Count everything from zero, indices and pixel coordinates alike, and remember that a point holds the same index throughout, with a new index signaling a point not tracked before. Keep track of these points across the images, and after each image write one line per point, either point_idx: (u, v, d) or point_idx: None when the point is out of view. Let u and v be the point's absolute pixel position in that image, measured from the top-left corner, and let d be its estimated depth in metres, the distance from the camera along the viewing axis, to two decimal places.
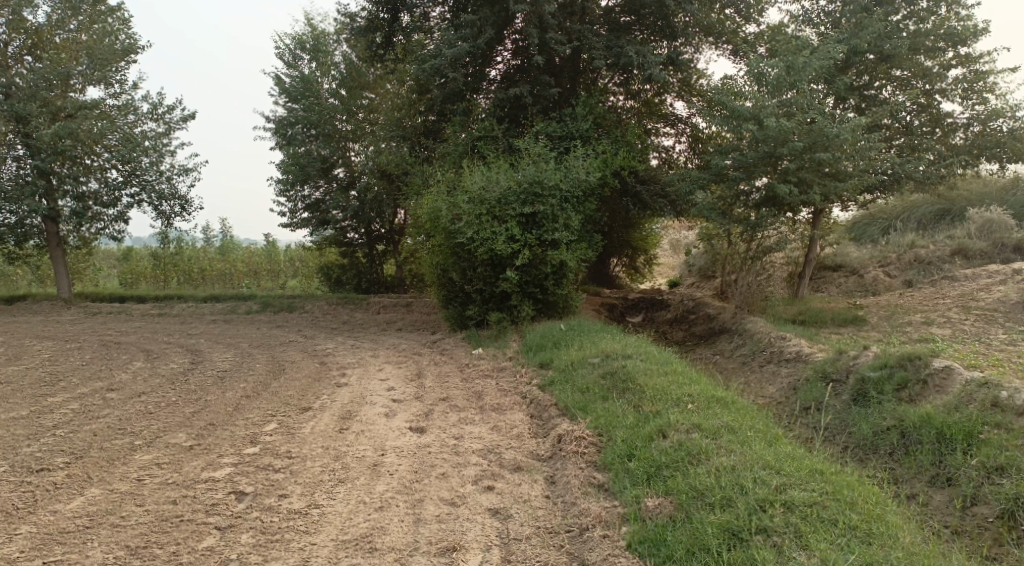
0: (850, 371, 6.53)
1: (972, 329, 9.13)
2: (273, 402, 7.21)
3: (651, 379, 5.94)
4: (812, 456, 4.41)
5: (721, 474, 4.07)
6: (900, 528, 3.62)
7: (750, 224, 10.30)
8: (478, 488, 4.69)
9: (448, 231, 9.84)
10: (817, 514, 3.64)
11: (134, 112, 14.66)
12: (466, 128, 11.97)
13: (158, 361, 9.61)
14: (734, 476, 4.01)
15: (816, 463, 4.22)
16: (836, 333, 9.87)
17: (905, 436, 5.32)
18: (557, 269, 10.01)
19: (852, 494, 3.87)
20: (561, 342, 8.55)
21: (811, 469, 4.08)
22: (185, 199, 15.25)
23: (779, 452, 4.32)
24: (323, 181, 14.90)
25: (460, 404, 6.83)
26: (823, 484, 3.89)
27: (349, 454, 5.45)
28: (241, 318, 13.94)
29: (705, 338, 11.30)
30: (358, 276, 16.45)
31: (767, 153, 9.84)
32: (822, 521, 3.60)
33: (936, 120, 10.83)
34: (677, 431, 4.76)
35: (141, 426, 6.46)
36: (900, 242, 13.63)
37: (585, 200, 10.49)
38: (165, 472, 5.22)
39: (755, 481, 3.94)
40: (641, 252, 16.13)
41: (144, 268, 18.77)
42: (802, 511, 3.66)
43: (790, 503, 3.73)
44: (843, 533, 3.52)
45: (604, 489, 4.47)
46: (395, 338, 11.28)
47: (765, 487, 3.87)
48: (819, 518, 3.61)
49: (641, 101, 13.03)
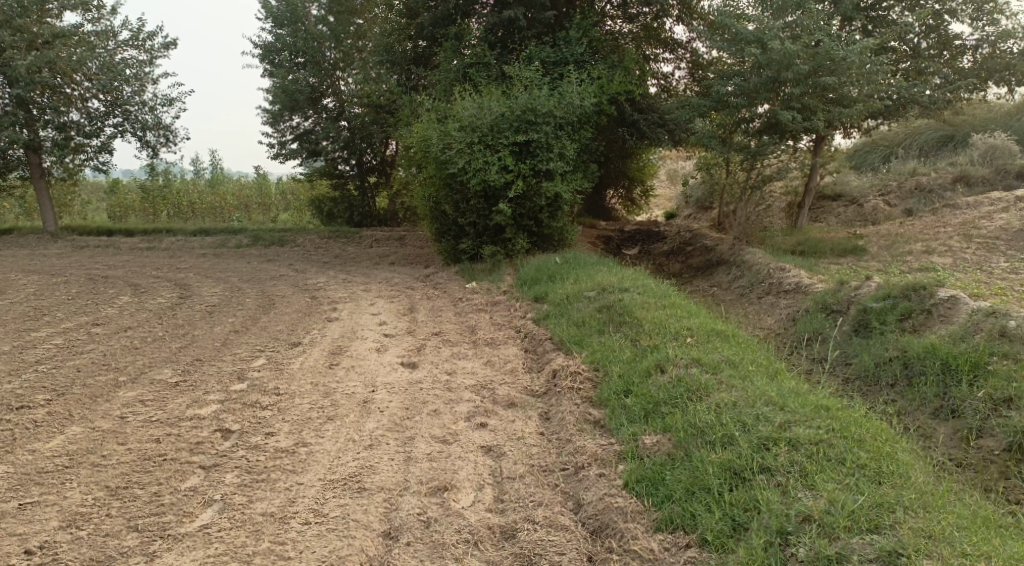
0: (851, 302, 6.38)
1: (974, 258, 8.94)
2: (261, 337, 7.05)
3: (648, 313, 5.76)
4: (816, 391, 4.27)
5: (722, 411, 3.93)
6: (911, 467, 3.49)
7: (750, 152, 9.96)
8: (471, 426, 4.56)
9: (440, 160, 9.50)
10: (824, 453, 3.50)
11: (113, 39, 13.99)
12: (458, 54, 11.44)
13: (146, 296, 9.41)
14: (736, 413, 3.87)
15: (821, 398, 4.07)
16: (835, 264, 9.68)
17: (908, 367, 5.19)
18: (551, 201, 9.73)
19: (860, 431, 3.73)
20: (556, 275, 8.36)
21: (816, 406, 3.94)
22: (170, 129, 14.73)
23: (783, 388, 4.16)
24: (312, 112, 14.33)
25: (453, 339, 6.68)
26: (830, 421, 3.75)
27: (338, 391, 5.30)
28: (231, 252, 13.66)
29: (702, 269, 11.12)
30: (350, 209, 16.09)
31: (770, 77, 9.41)
32: (829, 460, 3.46)
33: (944, 43, 10.32)
34: (676, 365, 4.60)
35: (127, 361, 6.31)
36: (901, 169, 13.32)
37: (580, 128, 10.11)
38: (149, 409, 5.08)
39: (758, 418, 3.80)
40: (638, 184, 15.79)
41: (132, 201, 18.35)
42: (808, 450, 3.53)
43: (795, 441, 3.59)
44: (850, 472, 3.39)
45: (600, 426, 4.34)
46: (387, 272, 11.08)
47: (769, 424, 3.73)
48: (826, 457, 3.48)
49: (639, 26, 12.33)
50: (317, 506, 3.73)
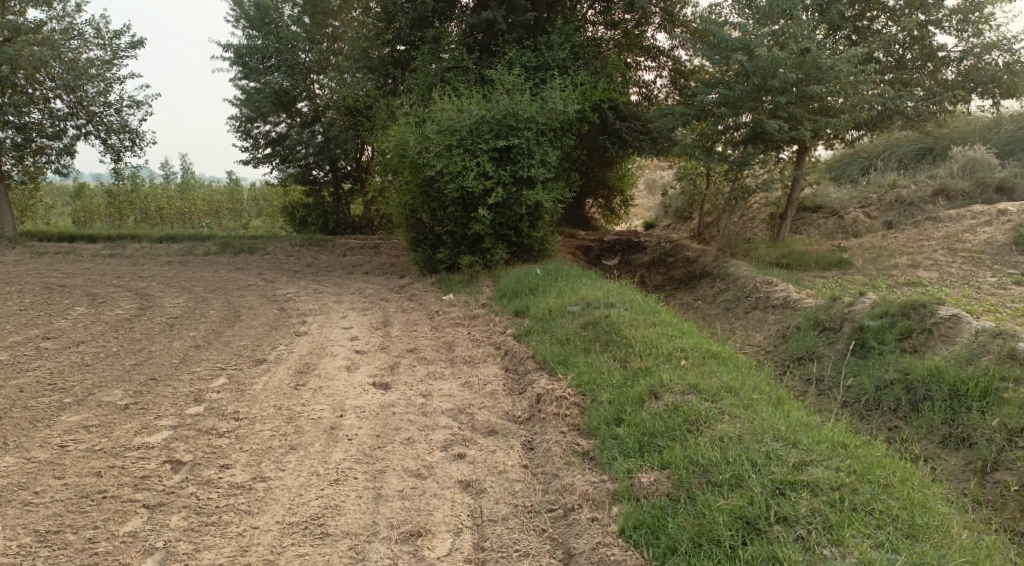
0: (845, 319, 6.12)
1: (960, 273, 8.76)
2: (223, 353, 6.58)
3: (638, 331, 5.42)
4: (826, 422, 3.93)
5: (727, 447, 3.58)
6: (946, 516, 3.17)
7: (735, 162, 9.72)
8: (447, 457, 4.17)
9: (417, 167, 9.10)
10: (849, 500, 3.16)
11: (77, 37, 13.40)
12: (436, 58, 11.07)
13: (103, 307, 8.86)
14: (744, 450, 3.52)
15: (835, 432, 3.74)
16: (821, 277, 9.44)
17: (911, 391, 4.91)
18: (532, 210, 9.39)
19: (885, 473, 3.40)
20: (538, 288, 8.01)
21: (831, 442, 3.60)
22: (136, 132, 14.13)
23: (792, 420, 3.83)
24: (285, 116, 13.88)
25: (429, 356, 6.28)
26: (849, 462, 3.41)
27: (304, 416, 4.87)
28: (198, 260, 13.11)
29: (685, 281, 10.83)
30: (324, 217, 15.66)
31: (756, 86, 9.14)
32: (855, 510, 3.13)
33: (928, 54, 10.17)
34: (672, 392, 4.24)
35: (74, 380, 5.80)
36: (881, 182, 13.19)
37: (562, 135, 9.79)
38: (93, 437, 4.60)
39: (770, 457, 3.45)
40: (618, 193, 15.50)
41: (97, 206, 17.67)
42: (830, 497, 3.19)
43: (814, 486, 3.25)
44: (881, 524, 3.06)
45: (590, 458, 3.99)
46: (361, 281, 10.65)
47: (783, 464, 3.39)
48: (852, 506, 3.14)
49: (621, 32, 12.02)
50: (272, 556, 3.34)
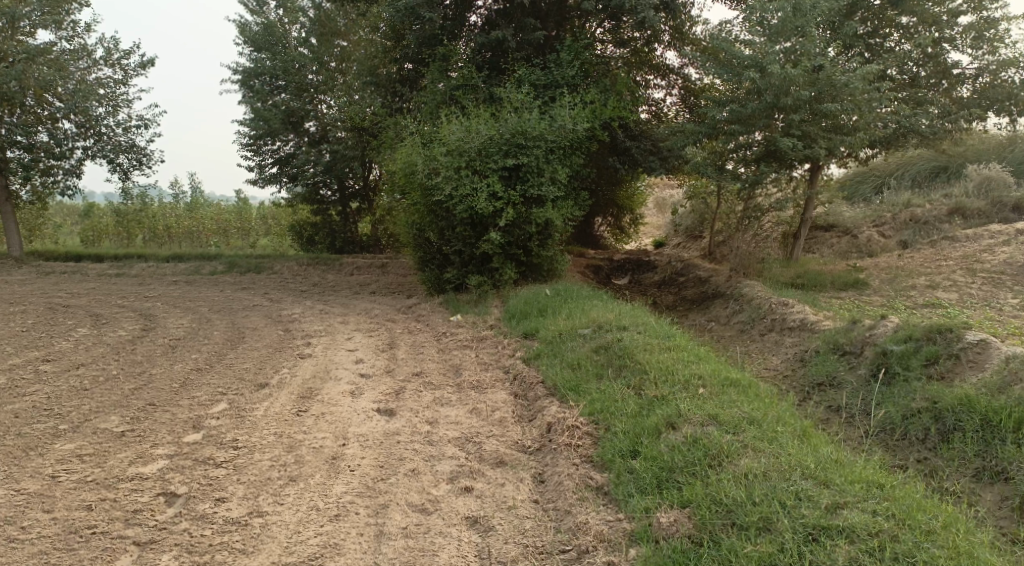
0: (866, 343, 5.90)
1: (980, 294, 8.52)
2: (224, 377, 6.41)
3: (652, 356, 5.22)
4: (856, 458, 3.71)
5: (753, 485, 3.37)
6: None
7: (748, 181, 9.53)
8: (454, 490, 3.98)
9: (425, 187, 8.97)
10: (889, 549, 2.94)
11: (87, 57, 13.41)
12: (445, 77, 10.98)
13: (106, 328, 8.72)
14: (771, 489, 3.31)
15: (868, 469, 3.52)
16: (837, 298, 9.21)
17: (940, 420, 4.69)
18: (541, 229, 9.23)
19: (925, 516, 3.18)
20: (547, 309, 7.83)
21: (865, 481, 3.38)
22: (144, 152, 14.10)
23: (821, 455, 3.61)
24: (293, 136, 13.79)
25: (435, 381, 6.09)
26: (886, 505, 3.19)
27: (304, 445, 4.68)
28: (204, 279, 13.00)
29: (698, 301, 10.62)
30: (331, 235, 15.55)
31: (769, 103, 8.98)
32: (896, 559, 2.90)
33: (942, 71, 10.00)
34: (690, 422, 4.03)
35: (71, 405, 5.64)
36: (896, 200, 12.98)
37: (572, 154, 9.65)
38: (86, 466, 4.43)
39: (800, 498, 3.24)
40: (627, 211, 15.32)
41: (106, 224, 17.64)
42: (868, 544, 2.96)
43: (850, 532, 3.03)
44: None
45: (604, 493, 3.78)
46: (368, 301, 10.49)
47: (814, 507, 3.17)
48: (892, 554, 2.91)
49: (630, 51, 11.93)
50: None
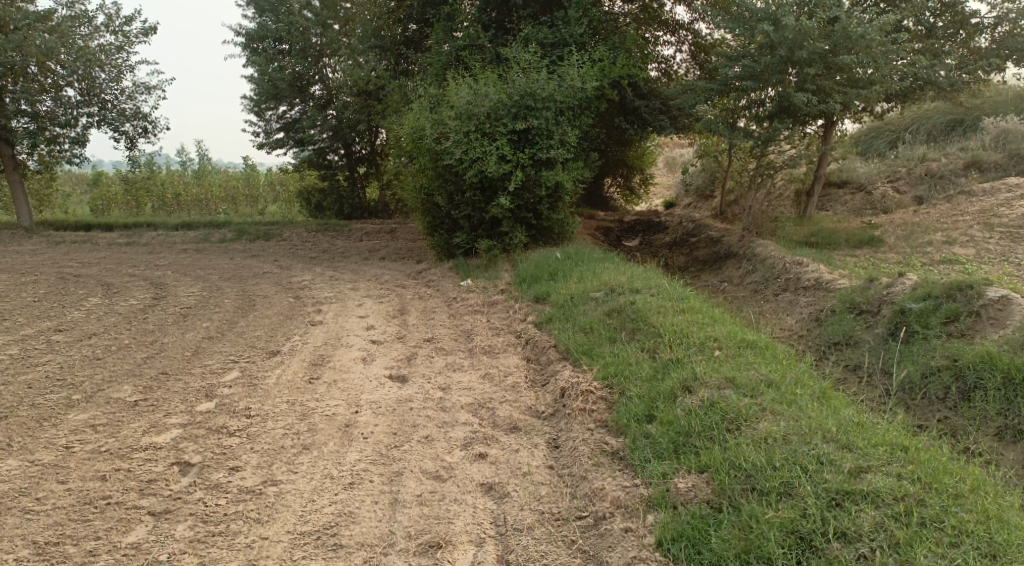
0: (883, 302, 5.80)
1: (998, 249, 8.36)
2: (235, 345, 6.38)
3: (665, 319, 5.15)
4: (877, 420, 3.65)
5: (773, 449, 3.32)
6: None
7: (761, 138, 9.32)
8: (468, 457, 3.96)
9: (434, 151, 8.83)
10: (915, 513, 2.88)
11: (88, 23, 13.19)
12: (451, 37, 10.74)
13: (117, 297, 8.70)
14: (792, 453, 3.26)
15: (891, 432, 3.45)
16: (851, 256, 9.06)
17: (960, 379, 4.61)
18: (551, 191, 9.09)
19: (950, 479, 3.12)
20: (558, 272, 7.74)
21: (888, 444, 3.32)
22: (149, 119, 13.95)
23: (842, 418, 3.55)
24: (299, 99, 13.61)
25: (446, 347, 6.04)
26: (911, 468, 3.12)
27: (317, 413, 4.66)
28: (213, 247, 12.96)
29: (710, 261, 10.49)
30: (339, 201, 15.45)
31: (783, 57, 8.70)
32: (923, 524, 2.84)
33: (960, 21, 9.64)
34: (706, 385, 3.96)
35: (84, 376, 5.63)
36: (911, 155, 12.71)
37: (582, 113, 9.45)
38: (99, 437, 4.42)
39: (822, 462, 3.19)
40: (637, 171, 15.11)
41: (114, 193, 17.57)
42: (893, 509, 2.91)
43: (874, 497, 2.97)
44: (954, 541, 2.77)
45: (620, 458, 3.75)
46: (378, 267, 10.43)
47: (837, 471, 3.12)
48: (918, 519, 2.86)
49: (639, 6, 11.60)
50: None
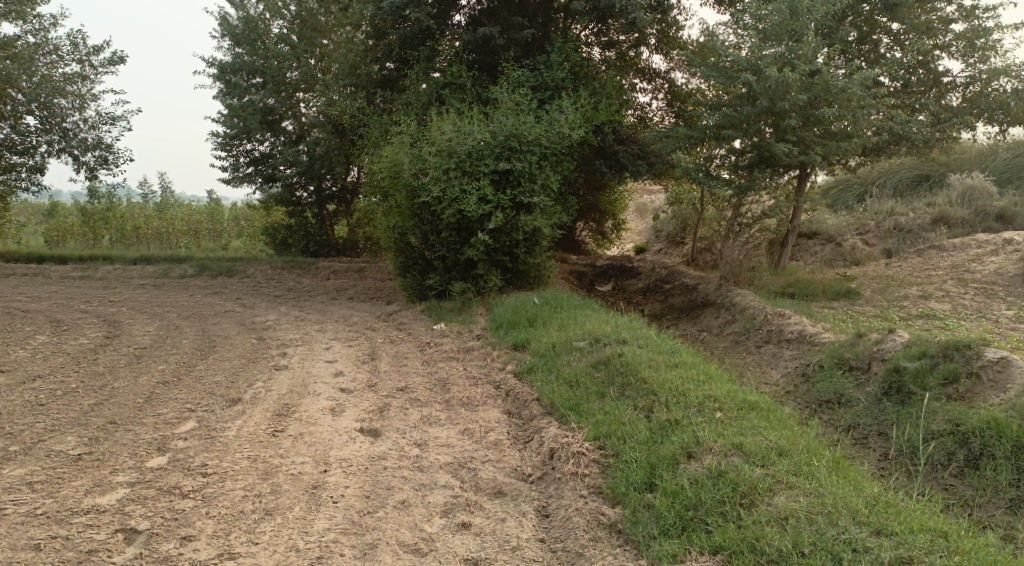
0: (874, 358, 5.61)
1: (974, 305, 8.35)
2: (193, 391, 5.92)
3: (658, 374, 4.90)
4: (900, 497, 3.44)
5: (797, 531, 3.10)
6: None
7: (740, 187, 9.23)
8: (450, 527, 3.64)
9: (411, 187, 8.56)
10: None
11: (52, 52, 12.77)
12: (429, 77, 10.61)
13: (67, 335, 8.15)
14: (819, 537, 3.04)
15: (920, 513, 3.24)
16: (829, 308, 8.99)
17: (966, 445, 4.43)
18: (529, 235, 8.87)
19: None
20: (537, 319, 7.47)
21: (922, 527, 3.11)
22: (111, 150, 13.46)
23: (865, 495, 3.33)
24: (269, 135, 13.26)
25: (421, 397, 5.68)
26: (957, 561, 2.89)
27: (281, 471, 4.25)
28: (173, 283, 12.42)
29: (686, 309, 10.31)
30: (306, 238, 15.03)
31: (764, 107, 8.64)
32: None
33: (934, 79, 9.81)
34: (712, 452, 3.75)
35: (23, 423, 5.13)
36: (879, 207, 12.82)
37: (563, 159, 9.31)
38: (35, 497, 3.95)
39: (853, 549, 2.97)
40: (610, 216, 15.00)
41: (71, 224, 16.87)
42: None
43: None
44: None
45: (617, 532, 3.49)
46: (346, 308, 10.02)
47: (876, 563, 2.88)
48: None
49: (617, 53, 11.64)
50: None
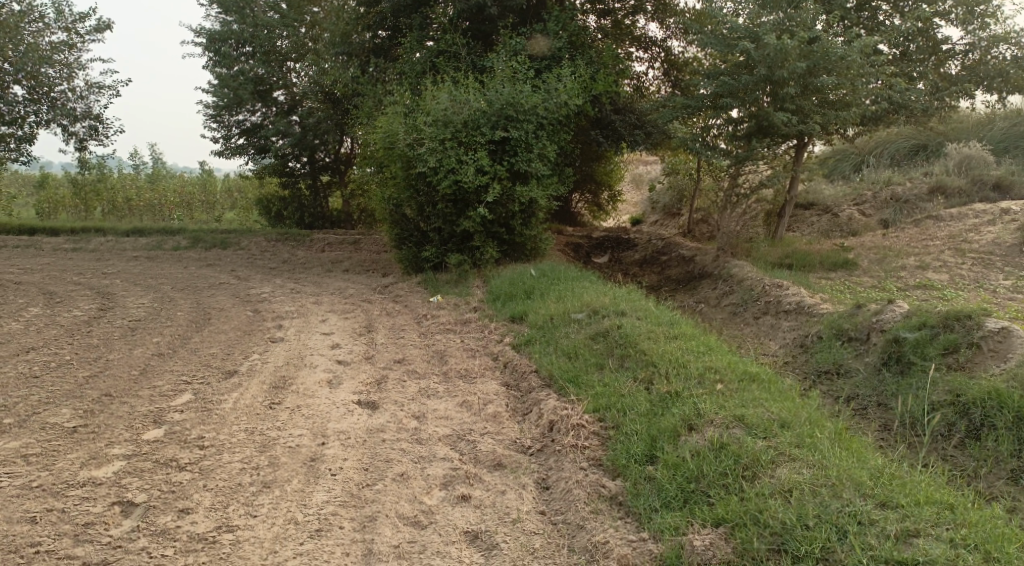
0: (873, 329, 5.59)
1: (971, 275, 8.33)
2: (189, 364, 5.87)
3: (657, 345, 4.87)
4: (903, 469, 3.43)
5: (801, 503, 3.09)
6: None
7: (739, 157, 9.11)
8: (449, 500, 3.63)
9: (406, 158, 8.44)
10: None
11: (38, 19, 12.48)
12: (422, 45, 10.41)
13: (60, 308, 8.06)
14: (823, 509, 3.03)
15: (924, 485, 3.23)
16: (826, 279, 8.96)
17: (967, 415, 4.43)
18: (525, 206, 8.78)
19: (1002, 541, 2.88)
20: (534, 290, 7.42)
21: (927, 499, 3.10)
22: (100, 119, 13.24)
23: (870, 467, 3.32)
24: (261, 106, 13.06)
25: (419, 369, 5.64)
26: (963, 533, 2.88)
27: (279, 444, 4.22)
28: (166, 255, 12.31)
29: (683, 281, 10.28)
30: (300, 210, 14.80)
31: (762, 76, 8.51)
32: None
33: (933, 47, 9.66)
34: (713, 424, 3.73)
35: (17, 396, 5.08)
36: (876, 178, 12.74)
37: (560, 129, 9.19)
38: (30, 471, 3.91)
39: (857, 521, 2.96)
40: (606, 188, 14.89)
41: (62, 195, 16.65)
42: None
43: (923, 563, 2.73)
44: None
45: (619, 504, 3.49)
46: (342, 280, 9.95)
47: (881, 535, 2.87)
48: None
49: (612, 21, 11.44)
50: None
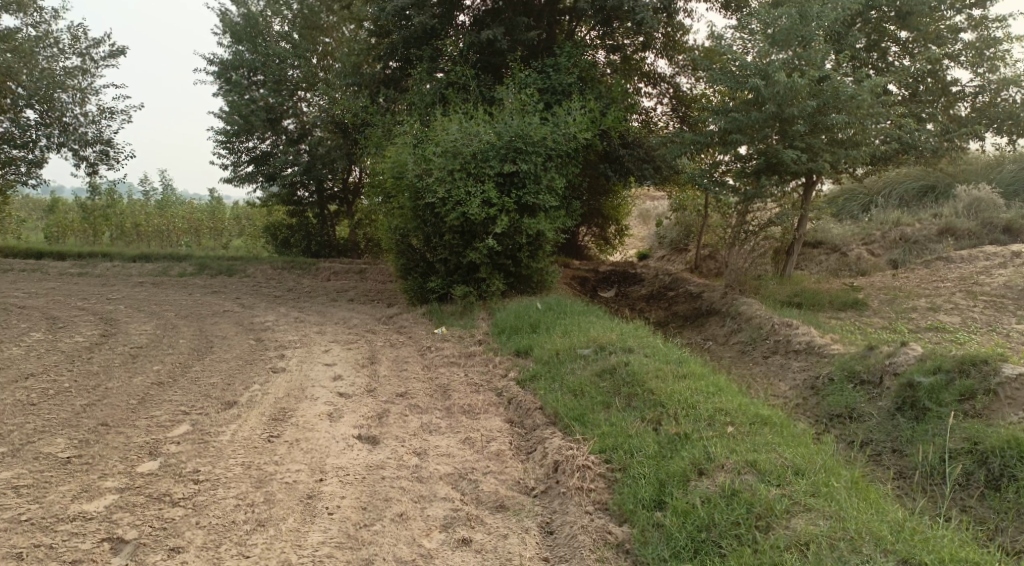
0: (886, 372, 5.46)
1: (983, 318, 8.21)
2: (187, 394, 5.77)
3: (665, 384, 4.75)
4: (922, 522, 3.31)
5: (818, 557, 2.97)
6: None
7: (748, 194, 9.05)
8: (449, 543, 3.50)
9: (414, 189, 8.42)
10: None
11: (54, 46, 12.63)
12: (433, 77, 10.46)
13: (61, 333, 7.99)
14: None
15: (946, 540, 3.11)
16: (836, 319, 8.84)
17: (986, 465, 4.30)
18: (533, 239, 8.72)
19: None
20: (540, 325, 7.33)
21: (951, 556, 2.98)
22: (111, 145, 13.33)
23: (889, 521, 3.20)
24: (270, 133, 13.08)
25: (421, 404, 5.52)
26: None
27: (276, 479, 4.10)
28: (172, 282, 12.28)
29: (691, 317, 10.17)
30: (306, 238, 14.87)
31: (772, 113, 8.49)
32: None
33: (942, 88, 9.66)
34: (725, 470, 3.62)
35: (12, 424, 4.98)
36: (885, 217, 12.65)
37: (568, 162, 9.19)
38: (20, 503, 3.80)
39: None
40: (613, 222, 14.85)
41: (71, 220, 16.71)
42: None
43: None
44: None
45: (626, 553, 3.36)
46: (346, 310, 9.87)
47: None
48: None
49: (622, 56, 11.52)
50: None
